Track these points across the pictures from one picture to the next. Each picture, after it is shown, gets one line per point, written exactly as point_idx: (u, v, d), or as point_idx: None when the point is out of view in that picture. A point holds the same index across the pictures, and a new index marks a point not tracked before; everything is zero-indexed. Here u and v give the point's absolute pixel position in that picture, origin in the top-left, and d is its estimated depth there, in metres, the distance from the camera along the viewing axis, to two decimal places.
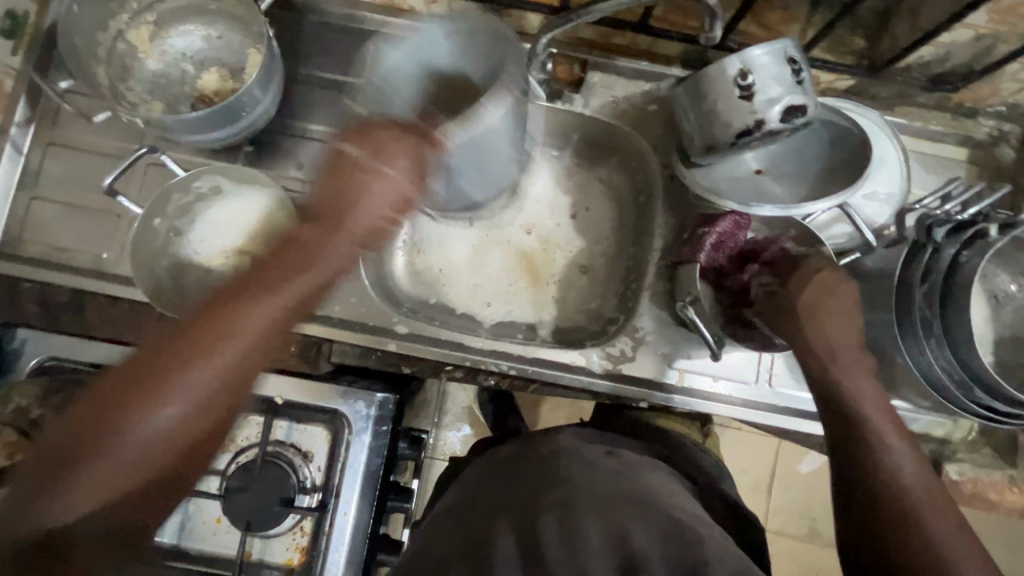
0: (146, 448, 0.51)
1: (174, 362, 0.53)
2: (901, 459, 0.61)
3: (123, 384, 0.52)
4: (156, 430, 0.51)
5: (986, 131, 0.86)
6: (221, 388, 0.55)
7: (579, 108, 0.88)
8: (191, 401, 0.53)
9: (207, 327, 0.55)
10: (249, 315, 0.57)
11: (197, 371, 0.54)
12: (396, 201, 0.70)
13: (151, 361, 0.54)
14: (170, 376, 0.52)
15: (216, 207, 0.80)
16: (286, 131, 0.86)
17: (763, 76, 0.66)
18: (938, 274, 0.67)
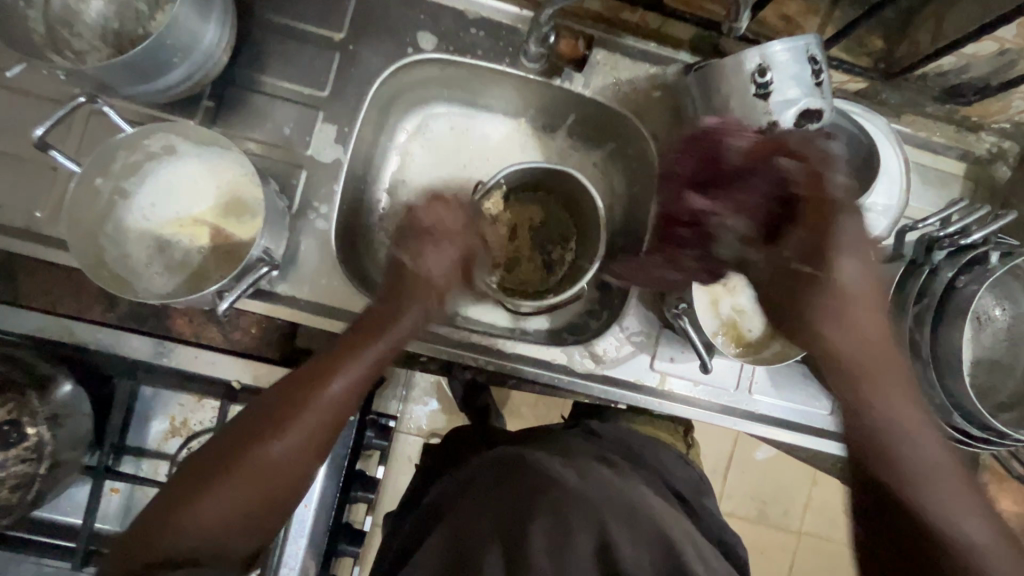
0: (234, 544, 0.57)
1: (262, 470, 0.58)
2: (902, 430, 0.56)
3: (205, 472, 0.57)
4: (213, 534, 0.56)
5: (986, 148, 0.84)
6: (276, 490, 0.59)
7: (579, 88, 0.82)
8: (257, 505, 0.58)
9: (271, 425, 0.60)
10: (316, 419, 0.62)
11: (285, 472, 0.60)
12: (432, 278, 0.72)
13: (224, 443, 0.59)
14: (245, 459, 0.58)
15: (168, 171, 0.72)
16: (253, 86, 0.76)
17: (782, 75, 0.62)
18: (933, 297, 0.66)
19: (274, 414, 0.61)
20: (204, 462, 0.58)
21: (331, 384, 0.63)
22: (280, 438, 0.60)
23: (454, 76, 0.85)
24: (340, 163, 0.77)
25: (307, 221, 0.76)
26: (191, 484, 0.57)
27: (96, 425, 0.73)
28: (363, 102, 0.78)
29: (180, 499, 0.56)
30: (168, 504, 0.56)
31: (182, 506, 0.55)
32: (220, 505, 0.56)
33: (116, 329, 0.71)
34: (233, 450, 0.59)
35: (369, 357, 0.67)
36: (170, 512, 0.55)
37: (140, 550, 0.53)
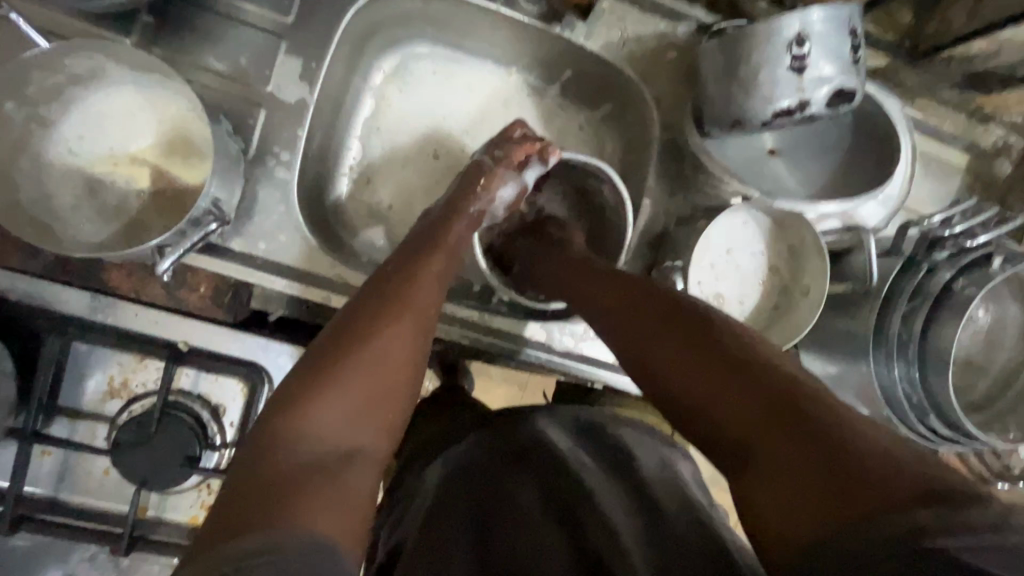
0: (361, 476, 0.44)
1: (361, 382, 0.47)
2: (699, 340, 0.51)
3: (290, 398, 0.45)
4: (336, 455, 0.43)
5: (992, 141, 0.79)
6: (378, 405, 0.47)
7: (580, 39, 0.74)
8: (363, 422, 0.46)
9: (358, 340, 0.49)
10: (412, 324, 0.52)
11: (386, 379, 0.49)
12: (459, 233, 0.65)
13: (294, 387, 0.46)
14: (315, 409, 0.44)
15: (101, 99, 0.62)
16: (203, 3, 0.65)
17: (819, 47, 0.56)
18: (926, 297, 0.64)
19: (358, 330, 0.50)
20: (294, 389, 0.46)
21: (415, 295, 0.54)
22: (378, 343, 0.49)
23: (440, 13, 0.76)
24: (305, 104, 0.67)
25: (265, 168, 0.67)
26: (277, 410, 0.44)
27: (22, 382, 0.65)
28: (334, 33, 0.68)
29: (278, 425, 0.43)
30: (263, 438, 0.43)
31: (288, 436, 0.43)
32: (313, 428, 0.44)
33: (41, 281, 0.64)
34: (318, 372, 0.46)
35: (427, 307, 0.55)
36: (272, 446, 0.42)
37: (268, 493, 0.39)
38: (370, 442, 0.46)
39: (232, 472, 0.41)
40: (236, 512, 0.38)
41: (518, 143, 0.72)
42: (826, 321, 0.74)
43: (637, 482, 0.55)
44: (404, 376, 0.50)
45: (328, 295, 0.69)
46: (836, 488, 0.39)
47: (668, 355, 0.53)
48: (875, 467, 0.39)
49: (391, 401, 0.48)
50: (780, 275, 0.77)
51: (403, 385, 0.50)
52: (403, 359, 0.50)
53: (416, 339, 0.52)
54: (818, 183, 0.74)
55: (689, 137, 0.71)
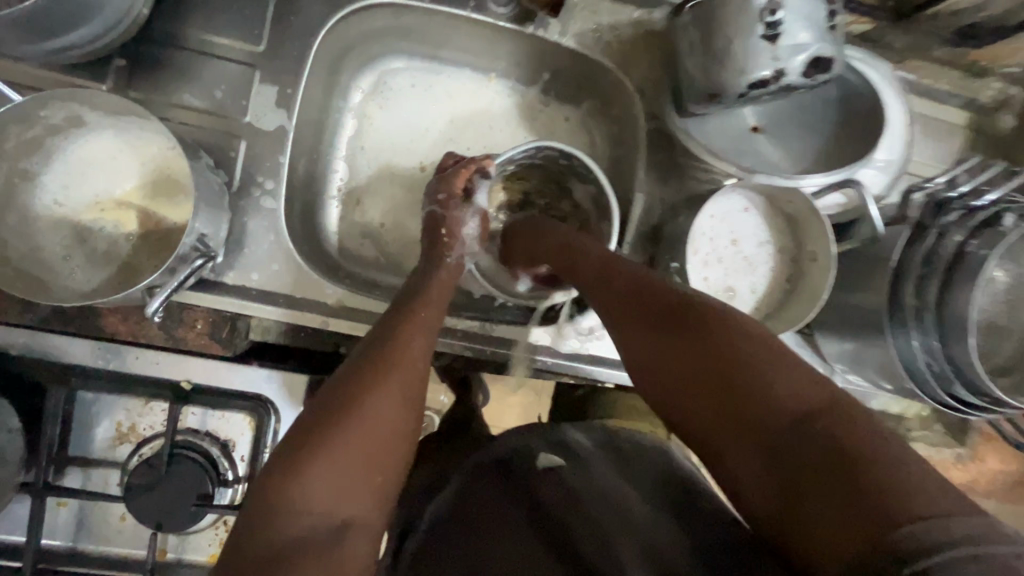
0: (356, 546, 0.43)
1: (354, 449, 0.46)
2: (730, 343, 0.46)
3: (283, 467, 0.44)
4: (329, 527, 0.43)
5: (990, 96, 0.78)
6: (374, 468, 0.47)
7: (554, 37, 0.72)
8: (357, 490, 0.45)
9: (349, 407, 0.47)
10: (400, 381, 0.51)
11: (378, 444, 0.47)
12: (445, 283, 0.65)
13: (285, 458, 0.45)
14: (307, 483, 0.43)
15: (80, 147, 0.61)
16: (174, 42, 0.65)
17: (794, 15, 0.54)
18: (939, 265, 0.61)
19: (345, 395, 0.48)
20: (281, 463, 0.44)
21: (406, 350, 0.53)
22: (366, 408, 0.48)
23: (412, 26, 0.75)
24: (284, 130, 0.67)
25: (251, 199, 0.67)
26: (270, 482, 0.44)
27: (29, 437, 0.65)
28: (305, 58, 0.67)
29: (274, 499, 0.43)
30: (258, 512, 0.43)
31: (283, 510, 0.43)
32: (306, 503, 0.43)
33: (38, 332, 0.64)
34: (310, 437, 0.46)
35: (418, 362, 0.53)
36: (266, 521, 0.42)
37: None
38: (365, 507, 0.46)
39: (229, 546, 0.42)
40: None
41: (453, 172, 0.71)
42: (837, 299, 0.72)
43: (626, 496, 0.54)
44: (397, 438, 0.49)
45: (325, 320, 0.69)
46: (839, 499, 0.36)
47: (676, 370, 0.47)
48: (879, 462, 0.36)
49: (383, 466, 0.47)
50: (785, 246, 0.74)
51: (395, 444, 0.48)
52: (397, 419, 0.49)
53: (410, 396, 0.51)
54: (806, 156, 0.70)
55: (668, 121, 0.69)
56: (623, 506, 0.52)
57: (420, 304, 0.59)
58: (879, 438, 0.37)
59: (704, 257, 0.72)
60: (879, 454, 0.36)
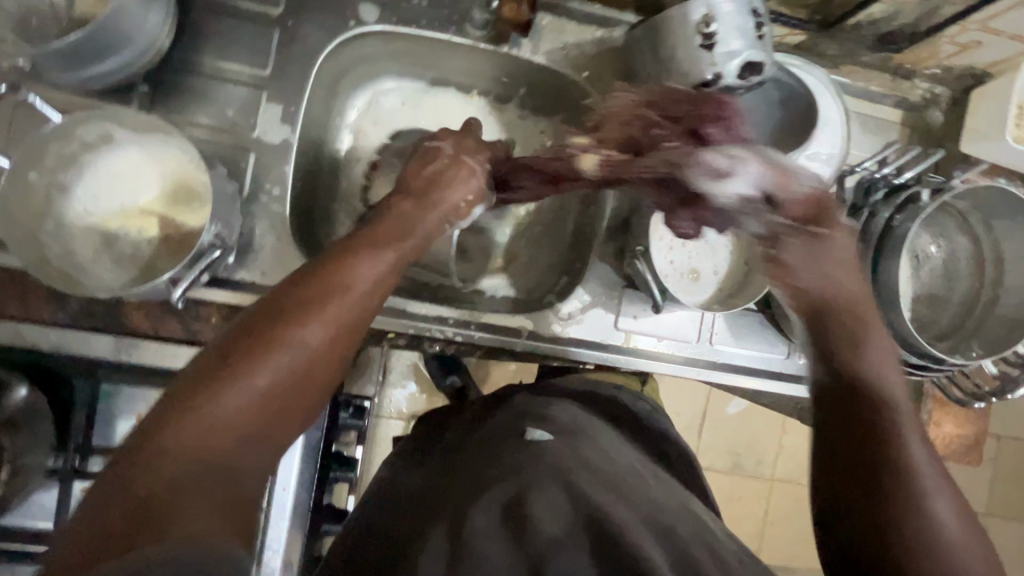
0: (241, 484, 0.44)
1: (261, 379, 0.47)
2: (886, 356, 0.56)
3: (188, 388, 0.46)
4: (220, 452, 0.44)
5: (919, 94, 0.87)
6: (278, 407, 0.48)
7: (527, 55, 0.81)
8: (259, 424, 0.47)
9: (267, 338, 0.49)
10: (334, 309, 0.52)
11: (290, 380, 0.49)
12: (415, 230, 0.64)
13: (193, 377, 0.46)
14: (207, 406, 0.44)
15: (107, 161, 0.69)
16: (191, 69, 0.73)
17: (727, 26, 0.63)
18: (871, 239, 0.69)
19: (267, 326, 0.49)
20: (198, 378, 0.46)
21: (343, 278, 0.54)
22: (285, 346, 0.49)
23: (401, 50, 0.84)
24: (288, 143, 0.75)
25: (259, 205, 0.74)
26: (171, 400, 0.45)
27: (59, 427, 0.72)
28: (305, 79, 0.76)
29: (169, 416, 0.44)
30: (154, 424, 0.43)
31: (174, 428, 0.43)
32: (223, 408, 0.45)
33: (65, 329, 0.70)
34: (223, 363, 0.47)
35: (355, 304, 0.54)
36: (153, 439, 0.43)
37: (164, 463, 0.42)
38: (265, 444, 0.47)
39: (115, 458, 0.42)
40: (115, 485, 0.41)
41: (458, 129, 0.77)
42: None
43: (615, 466, 0.60)
44: (310, 376, 0.50)
45: None
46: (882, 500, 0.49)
47: (850, 362, 0.56)
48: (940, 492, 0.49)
49: (287, 406, 0.48)
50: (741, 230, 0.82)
51: (308, 386, 0.50)
52: (315, 358, 0.50)
53: (336, 338, 0.52)
54: None
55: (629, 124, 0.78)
56: (607, 471, 0.58)
57: (373, 245, 0.59)
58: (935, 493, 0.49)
59: (667, 248, 0.80)
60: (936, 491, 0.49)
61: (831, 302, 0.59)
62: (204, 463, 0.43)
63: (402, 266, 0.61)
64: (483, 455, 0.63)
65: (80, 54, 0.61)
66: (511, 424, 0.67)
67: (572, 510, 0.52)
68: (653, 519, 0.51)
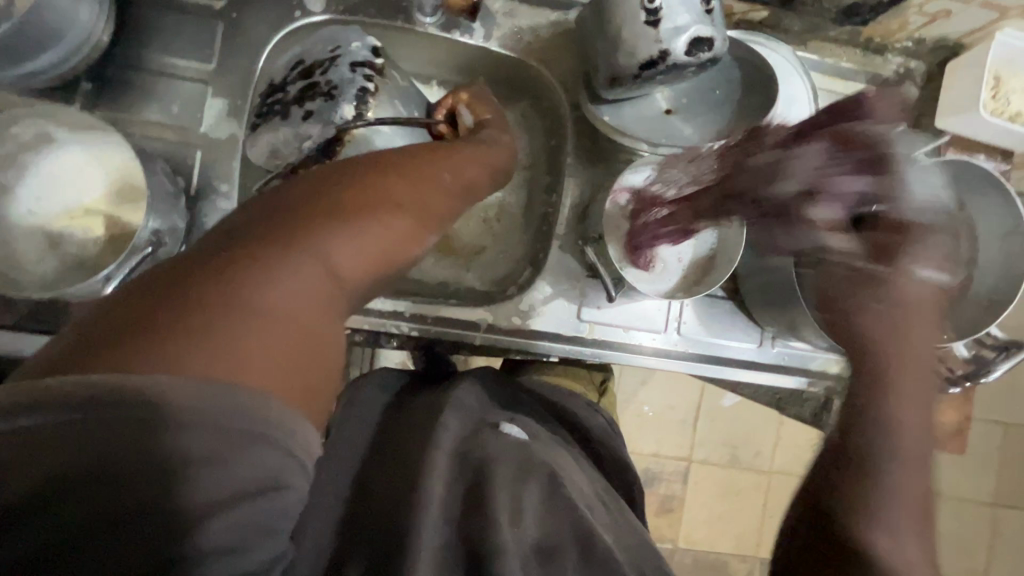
0: (293, 355, 0.39)
1: (336, 245, 0.44)
2: (906, 396, 0.54)
3: (261, 228, 0.43)
4: (270, 317, 0.39)
5: (893, 69, 0.84)
6: (337, 289, 0.44)
7: (480, 41, 0.79)
8: (310, 298, 0.41)
9: (349, 208, 0.46)
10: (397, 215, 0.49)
11: (370, 255, 0.46)
12: (482, 165, 0.63)
13: (279, 213, 0.44)
14: (278, 258, 0.41)
15: (49, 161, 0.68)
16: (134, 66, 0.72)
17: (671, 2, 0.61)
18: None
19: (343, 196, 0.46)
20: (279, 217, 0.43)
21: (398, 189, 0.50)
22: (364, 225, 0.46)
23: None
24: (236, 138, 0.74)
25: (208, 201, 0.73)
26: (245, 235, 0.42)
27: None
28: (253, 71, 0.74)
29: (228, 259, 0.40)
30: (208, 264, 0.39)
31: (234, 285, 0.38)
32: (260, 292, 0.39)
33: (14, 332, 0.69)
34: (297, 217, 0.44)
35: (441, 202, 0.54)
36: (211, 281, 0.38)
37: (215, 330, 0.36)
38: (320, 324, 0.42)
39: (168, 268, 0.39)
40: (103, 346, 0.35)
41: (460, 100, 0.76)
42: (756, 262, 0.77)
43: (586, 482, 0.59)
44: (392, 258, 0.48)
45: None
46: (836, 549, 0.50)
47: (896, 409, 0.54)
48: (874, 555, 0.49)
49: (351, 289, 0.45)
50: None
51: (389, 264, 0.48)
52: (396, 236, 0.48)
53: (422, 227, 0.51)
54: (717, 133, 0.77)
55: (585, 109, 0.76)
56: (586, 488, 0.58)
57: (444, 163, 0.56)
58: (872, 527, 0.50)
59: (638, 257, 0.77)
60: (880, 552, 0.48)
61: (878, 351, 0.56)
62: (250, 327, 0.38)
63: (465, 183, 0.59)
64: (484, 435, 0.56)
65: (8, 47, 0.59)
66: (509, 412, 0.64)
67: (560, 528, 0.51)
68: (584, 526, 0.51)
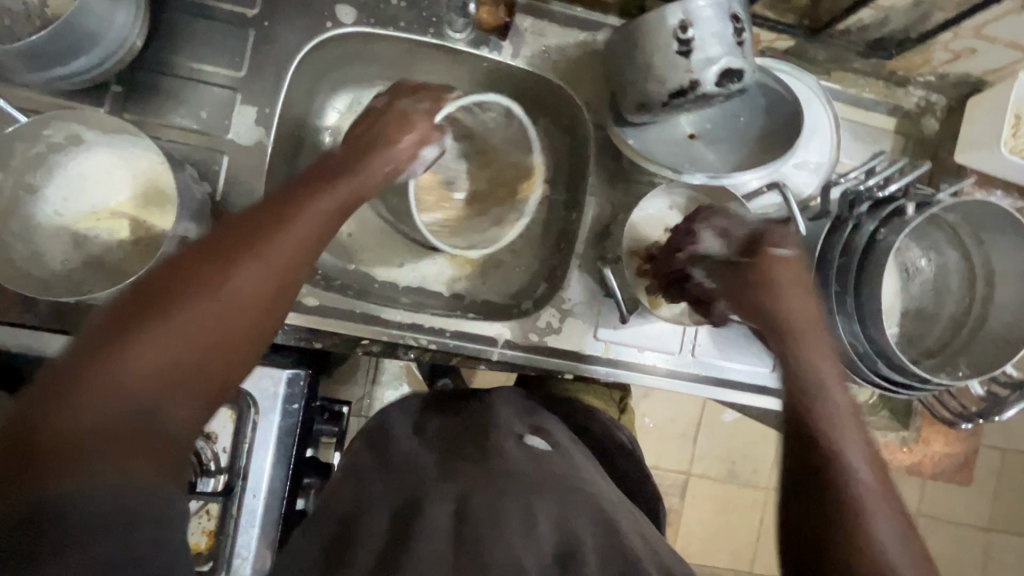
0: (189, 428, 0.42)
1: (206, 305, 0.43)
2: (838, 414, 0.55)
3: (133, 308, 0.42)
4: (144, 397, 0.40)
5: (914, 102, 0.85)
6: (222, 340, 0.44)
7: (508, 58, 0.80)
8: (196, 369, 0.42)
9: (225, 260, 0.45)
10: (270, 264, 0.47)
11: (252, 300, 0.45)
12: (389, 171, 0.61)
13: (153, 286, 0.43)
14: (147, 332, 0.41)
15: (78, 162, 0.69)
16: (164, 70, 0.72)
17: (703, 33, 0.61)
18: (856, 252, 0.67)
19: (221, 254, 0.45)
20: (151, 288, 0.43)
21: (299, 221, 0.50)
22: (243, 274, 0.45)
23: (381, 53, 0.82)
24: (262, 146, 0.74)
25: (232, 208, 0.74)
26: (117, 321, 0.41)
27: None
28: (282, 81, 0.75)
29: (96, 350, 0.40)
30: (77, 362, 0.39)
31: (102, 376, 0.39)
32: (131, 371, 0.40)
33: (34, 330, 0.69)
34: (168, 286, 0.43)
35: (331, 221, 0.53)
36: (81, 379, 0.39)
37: (89, 422, 0.38)
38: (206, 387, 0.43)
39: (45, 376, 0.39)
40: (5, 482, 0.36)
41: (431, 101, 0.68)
42: None
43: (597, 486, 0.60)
44: (282, 295, 0.48)
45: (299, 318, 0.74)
46: (818, 546, 0.51)
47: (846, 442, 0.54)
48: (863, 551, 0.49)
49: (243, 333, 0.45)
50: None
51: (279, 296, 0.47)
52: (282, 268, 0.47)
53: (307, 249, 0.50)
54: (739, 160, 0.78)
55: (610, 130, 0.76)
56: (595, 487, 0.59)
57: (326, 181, 0.55)
58: (866, 534, 0.50)
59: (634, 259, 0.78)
60: (884, 556, 0.49)
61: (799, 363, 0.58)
62: (128, 415, 0.39)
63: (358, 193, 0.57)
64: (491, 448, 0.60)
65: (41, 54, 0.59)
66: (510, 418, 0.66)
67: (578, 532, 0.51)
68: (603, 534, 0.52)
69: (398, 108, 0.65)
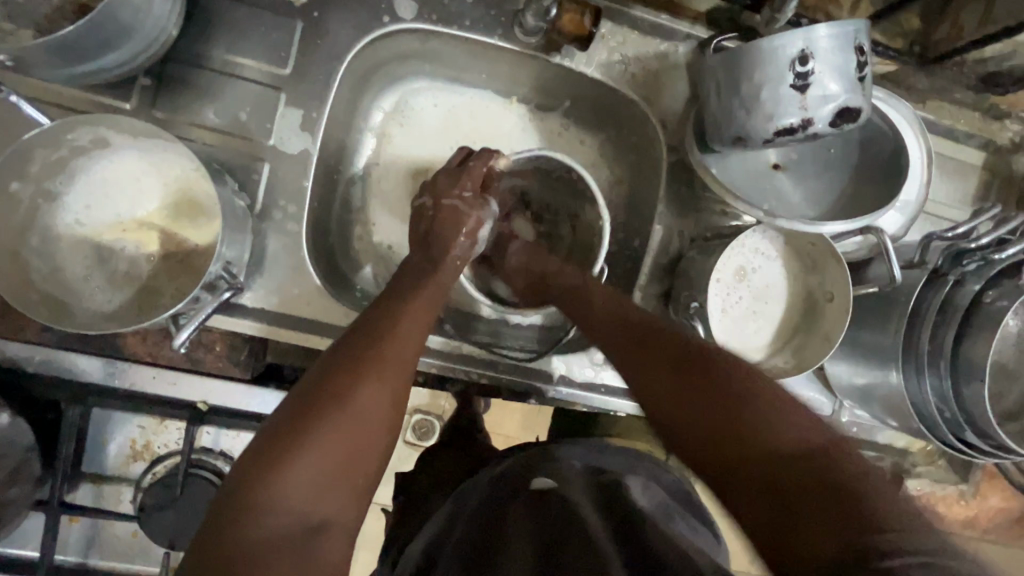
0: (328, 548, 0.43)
1: (335, 427, 0.45)
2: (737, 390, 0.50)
3: (272, 443, 0.44)
4: (299, 525, 0.42)
5: (1008, 137, 0.78)
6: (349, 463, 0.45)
7: (580, 67, 0.72)
8: (333, 490, 0.44)
9: (342, 382, 0.47)
10: (388, 382, 0.49)
11: (371, 421, 0.47)
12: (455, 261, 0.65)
13: (286, 417, 0.45)
14: (295, 459, 0.43)
15: (102, 166, 0.61)
16: (199, 62, 0.64)
17: (824, 65, 0.54)
18: (955, 311, 0.62)
19: (336, 377, 0.48)
20: (284, 421, 0.45)
21: (400, 337, 0.53)
22: (360, 396, 0.47)
23: (437, 50, 0.74)
24: (309, 154, 0.67)
25: (272, 222, 0.66)
26: (258, 455, 0.43)
27: (45, 450, 0.66)
28: (331, 81, 0.67)
29: (246, 486, 0.42)
30: (234, 504, 0.41)
31: (254, 508, 0.41)
32: (282, 505, 0.41)
33: (55, 349, 0.63)
34: (303, 413, 0.45)
35: (420, 331, 0.55)
36: (240, 517, 0.40)
37: (247, 552, 0.39)
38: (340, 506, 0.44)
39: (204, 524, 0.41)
40: None
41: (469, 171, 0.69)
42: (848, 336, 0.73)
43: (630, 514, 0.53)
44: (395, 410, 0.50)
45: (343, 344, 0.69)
46: (828, 514, 0.40)
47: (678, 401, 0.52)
48: (858, 496, 0.40)
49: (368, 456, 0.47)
50: (798, 284, 0.75)
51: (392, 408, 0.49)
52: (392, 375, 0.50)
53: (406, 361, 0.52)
54: (825, 195, 0.71)
55: (690, 156, 0.69)
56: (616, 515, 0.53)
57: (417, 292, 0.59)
58: (860, 475, 0.42)
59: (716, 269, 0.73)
60: (862, 491, 0.41)
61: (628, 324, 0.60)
62: (282, 539, 0.41)
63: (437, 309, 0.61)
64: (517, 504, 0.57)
65: (69, 48, 0.52)
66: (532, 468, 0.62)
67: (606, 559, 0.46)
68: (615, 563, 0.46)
69: (449, 205, 0.67)
